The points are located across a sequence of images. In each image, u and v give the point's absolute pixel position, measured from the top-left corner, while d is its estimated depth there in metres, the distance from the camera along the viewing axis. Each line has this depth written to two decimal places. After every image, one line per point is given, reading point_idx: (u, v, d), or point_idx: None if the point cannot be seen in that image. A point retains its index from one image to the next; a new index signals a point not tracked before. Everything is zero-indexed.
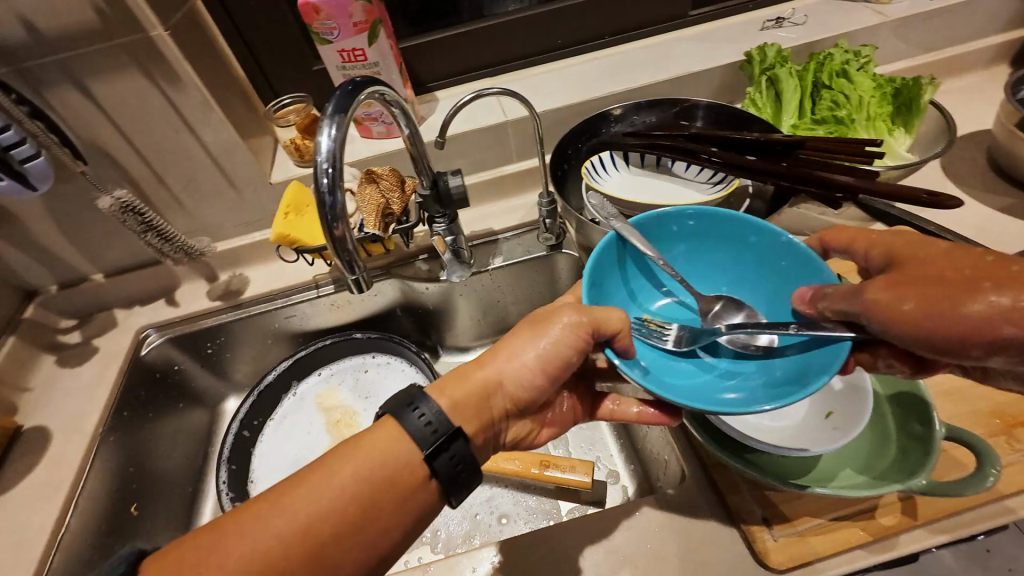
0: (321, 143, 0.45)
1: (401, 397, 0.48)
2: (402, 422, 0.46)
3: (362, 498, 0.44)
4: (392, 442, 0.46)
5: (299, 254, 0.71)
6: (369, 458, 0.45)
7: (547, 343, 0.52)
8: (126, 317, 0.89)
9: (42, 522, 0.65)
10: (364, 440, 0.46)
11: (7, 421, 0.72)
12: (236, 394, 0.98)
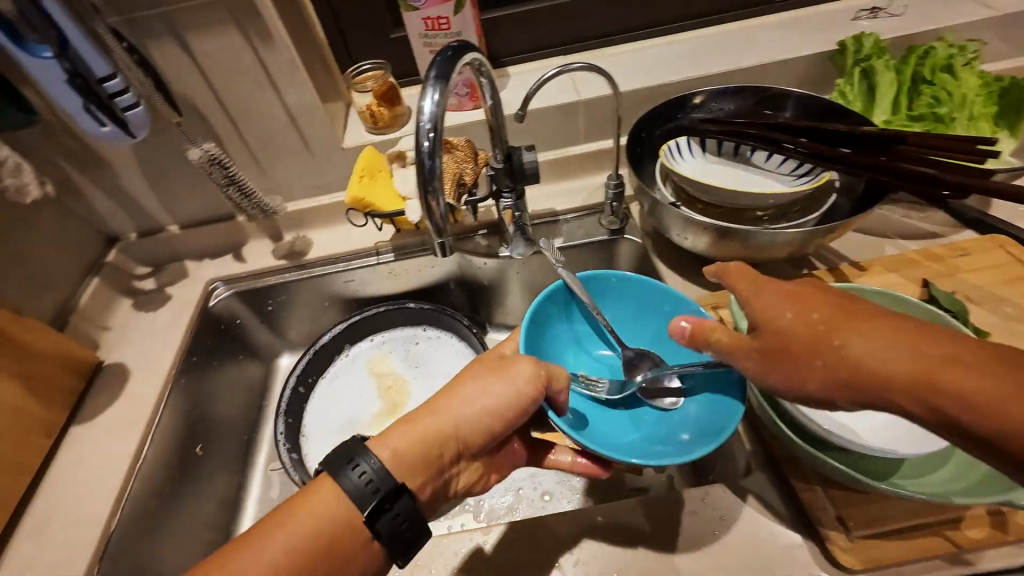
0: (424, 106, 0.46)
1: (341, 452, 0.50)
2: (340, 480, 0.49)
3: (299, 565, 0.46)
4: (335, 497, 0.49)
5: (370, 217, 0.73)
6: (305, 526, 0.47)
7: (499, 395, 0.55)
8: (196, 268, 0.92)
9: (122, 451, 0.69)
10: (301, 500, 0.49)
11: (91, 355, 0.77)
12: (290, 352, 1.02)
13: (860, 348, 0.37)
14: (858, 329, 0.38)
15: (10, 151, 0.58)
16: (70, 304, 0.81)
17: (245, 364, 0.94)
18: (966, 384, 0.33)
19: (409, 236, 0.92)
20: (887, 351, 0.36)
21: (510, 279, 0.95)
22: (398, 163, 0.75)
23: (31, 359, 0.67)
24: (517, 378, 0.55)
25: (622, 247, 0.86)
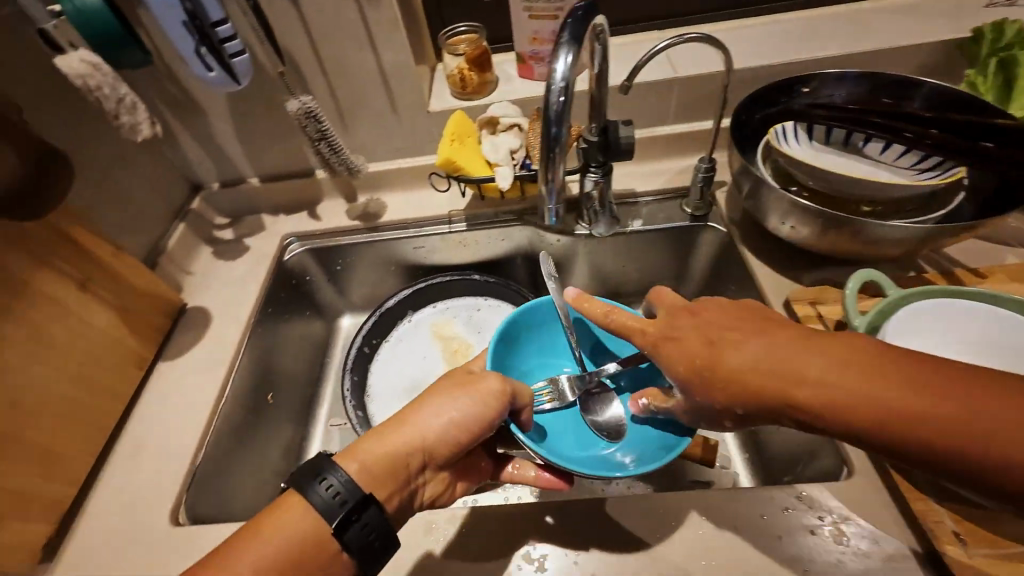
0: (557, 68, 0.44)
1: (308, 467, 0.48)
2: (307, 496, 0.46)
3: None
4: (300, 511, 0.46)
5: (456, 181, 0.72)
6: (273, 538, 0.44)
7: (467, 410, 0.53)
8: (273, 223, 0.94)
9: (206, 390, 0.72)
10: (266, 519, 0.46)
11: (176, 297, 0.79)
12: (352, 313, 1.03)
13: (742, 382, 0.42)
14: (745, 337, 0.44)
15: (128, 90, 0.60)
16: (159, 246, 0.83)
17: (311, 321, 0.96)
18: (839, 399, 0.38)
19: (482, 206, 0.91)
20: (762, 378, 0.41)
21: (579, 258, 0.93)
22: (486, 131, 0.74)
23: (128, 295, 0.70)
24: (484, 393, 0.54)
25: (702, 235, 0.84)
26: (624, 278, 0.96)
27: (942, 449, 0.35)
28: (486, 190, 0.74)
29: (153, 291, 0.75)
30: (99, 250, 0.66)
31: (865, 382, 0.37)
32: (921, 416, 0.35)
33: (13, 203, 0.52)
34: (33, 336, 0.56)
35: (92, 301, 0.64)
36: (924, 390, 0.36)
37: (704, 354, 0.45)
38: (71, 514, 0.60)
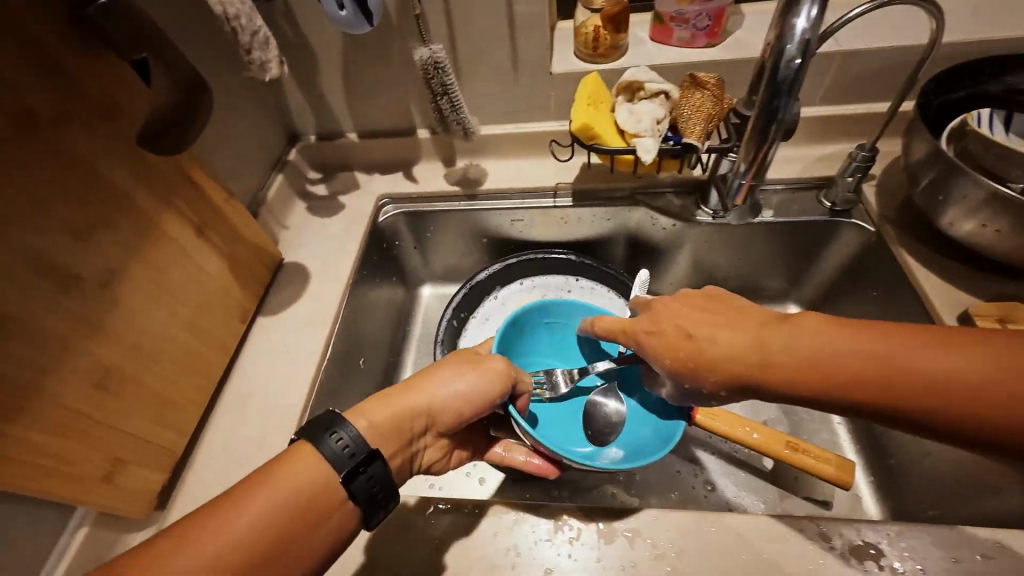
0: (796, 25, 0.47)
1: (321, 419, 0.46)
2: (318, 448, 0.45)
3: (276, 525, 0.41)
4: (313, 461, 0.44)
5: (588, 151, 0.65)
6: (283, 486, 0.42)
7: (473, 381, 0.57)
8: (367, 182, 0.90)
9: (308, 349, 0.69)
10: (271, 467, 0.43)
11: (275, 250, 0.77)
12: (432, 283, 1.00)
13: (724, 370, 0.44)
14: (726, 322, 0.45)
15: (263, 23, 0.55)
16: (258, 196, 0.81)
17: (396, 287, 0.93)
18: (819, 373, 0.39)
19: (591, 181, 0.85)
20: (741, 364, 0.43)
21: (687, 247, 0.86)
22: (623, 97, 0.66)
23: (236, 243, 0.67)
24: (491, 370, 0.58)
25: (840, 233, 0.76)
26: (729, 274, 0.90)
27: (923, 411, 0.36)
28: (617, 163, 0.68)
29: (256, 242, 0.72)
30: (214, 194, 0.63)
31: (845, 352, 0.39)
32: (894, 380, 0.37)
33: (153, 137, 0.49)
34: (157, 279, 0.54)
35: (206, 247, 0.61)
36: (891, 354, 0.38)
37: (688, 348, 0.46)
38: (181, 464, 0.59)
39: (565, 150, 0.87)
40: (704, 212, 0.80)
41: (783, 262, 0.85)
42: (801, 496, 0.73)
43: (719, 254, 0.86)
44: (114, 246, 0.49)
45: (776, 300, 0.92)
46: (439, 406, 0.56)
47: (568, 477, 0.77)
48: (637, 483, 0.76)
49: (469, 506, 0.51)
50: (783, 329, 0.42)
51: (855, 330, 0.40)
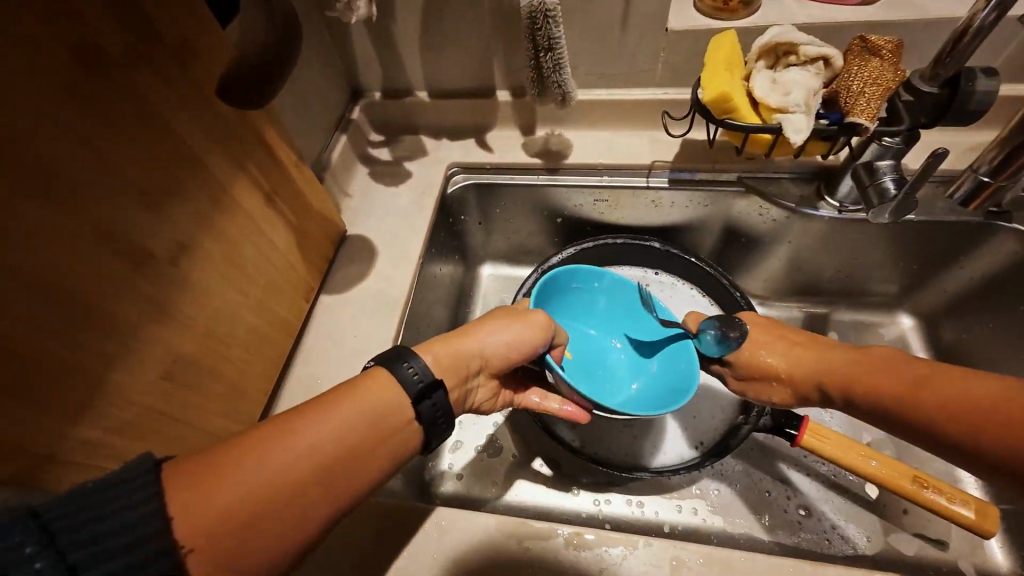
0: None
1: (391, 351, 0.46)
2: (391, 374, 0.44)
3: (361, 433, 0.40)
4: (390, 387, 0.43)
5: (719, 127, 0.55)
6: (369, 401, 0.41)
7: (522, 330, 0.55)
8: (436, 148, 0.81)
9: (377, 335, 0.63)
10: (344, 385, 0.42)
11: (340, 221, 0.69)
12: (493, 262, 0.91)
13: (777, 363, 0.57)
14: (805, 354, 0.56)
15: None
16: (322, 159, 0.72)
17: (458, 266, 0.85)
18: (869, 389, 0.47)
19: (692, 162, 0.74)
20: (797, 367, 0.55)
21: (792, 242, 0.75)
22: (764, 63, 0.55)
23: (305, 215, 0.60)
24: (533, 320, 0.56)
25: (988, 236, 0.66)
26: (834, 276, 0.79)
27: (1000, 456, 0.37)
28: (747, 142, 0.58)
29: (323, 212, 0.65)
30: (285, 157, 0.55)
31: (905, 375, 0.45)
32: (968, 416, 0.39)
33: (230, 88, 0.39)
34: (232, 258, 0.47)
35: (278, 219, 0.54)
36: (975, 396, 0.39)
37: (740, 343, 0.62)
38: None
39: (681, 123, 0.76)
40: (828, 204, 0.69)
41: (905, 265, 0.74)
42: (910, 531, 0.65)
43: (827, 255, 0.76)
44: (188, 218, 0.42)
45: (882, 307, 0.82)
46: (485, 356, 0.53)
47: (644, 488, 0.70)
48: (723, 501, 0.69)
49: (568, 535, 0.47)
50: (893, 363, 0.46)
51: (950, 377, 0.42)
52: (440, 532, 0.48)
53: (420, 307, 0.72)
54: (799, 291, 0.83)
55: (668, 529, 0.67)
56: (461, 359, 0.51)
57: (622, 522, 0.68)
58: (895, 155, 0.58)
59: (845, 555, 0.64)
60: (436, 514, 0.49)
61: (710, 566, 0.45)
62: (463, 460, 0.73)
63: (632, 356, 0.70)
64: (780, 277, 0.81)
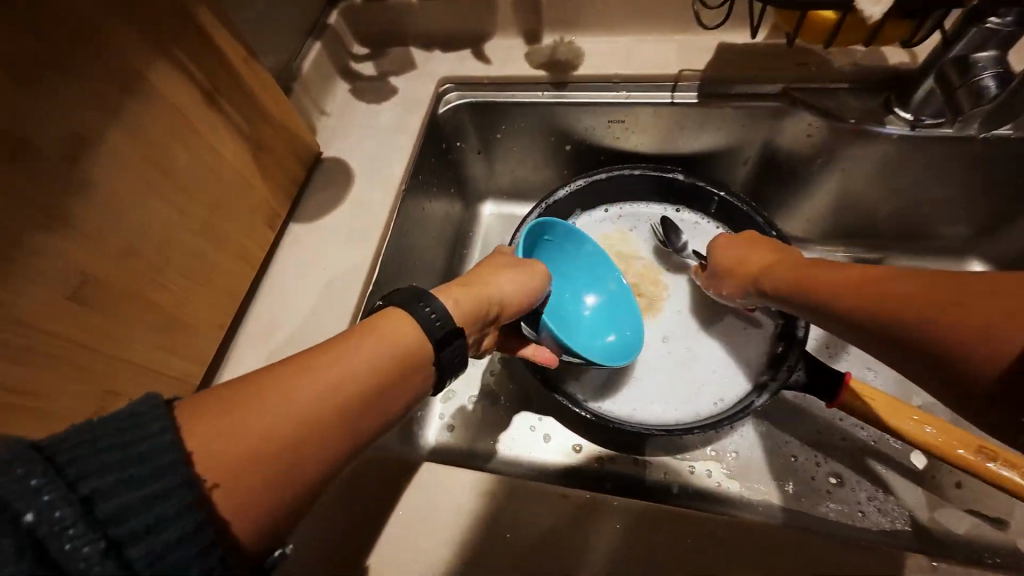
0: None
1: (406, 293, 0.39)
2: (410, 314, 0.37)
3: (385, 370, 0.34)
4: (406, 327, 0.36)
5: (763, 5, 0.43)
6: (385, 338, 0.35)
7: (524, 279, 0.50)
8: (426, 61, 0.70)
9: (350, 269, 0.56)
10: (368, 320, 0.37)
11: (312, 140, 0.61)
12: (495, 199, 0.82)
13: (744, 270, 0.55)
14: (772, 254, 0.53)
15: None
16: (291, 69, 0.63)
17: (455, 201, 0.76)
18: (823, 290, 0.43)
19: (730, 71, 0.61)
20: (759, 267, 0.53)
21: (846, 170, 0.63)
22: None
23: (264, 127, 0.51)
24: (535, 266, 0.52)
25: None
26: (894, 213, 0.67)
27: (953, 358, 0.32)
28: (803, 30, 0.46)
29: (290, 127, 0.56)
30: (230, 52, 0.46)
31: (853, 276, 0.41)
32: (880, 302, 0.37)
33: None
34: (152, 163, 0.40)
35: (223, 126, 0.46)
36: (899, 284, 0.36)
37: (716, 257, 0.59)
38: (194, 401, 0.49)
39: (715, 19, 0.63)
40: (897, 118, 0.56)
41: (988, 199, 0.61)
42: (961, 507, 0.56)
43: (888, 186, 0.63)
44: (78, 97, 0.34)
45: (949, 252, 0.69)
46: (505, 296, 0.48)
47: (652, 447, 0.63)
48: (741, 465, 0.61)
49: (557, 493, 0.43)
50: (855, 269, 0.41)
51: (891, 275, 0.37)
52: (423, 491, 0.44)
53: (406, 243, 0.63)
54: (848, 232, 0.71)
55: (676, 492, 0.60)
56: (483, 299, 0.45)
57: (623, 482, 0.61)
58: (1001, 47, 0.45)
59: (880, 530, 0.56)
60: (421, 470, 0.45)
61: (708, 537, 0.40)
62: (456, 411, 0.67)
63: (608, 309, 0.65)
64: (826, 214, 0.69)
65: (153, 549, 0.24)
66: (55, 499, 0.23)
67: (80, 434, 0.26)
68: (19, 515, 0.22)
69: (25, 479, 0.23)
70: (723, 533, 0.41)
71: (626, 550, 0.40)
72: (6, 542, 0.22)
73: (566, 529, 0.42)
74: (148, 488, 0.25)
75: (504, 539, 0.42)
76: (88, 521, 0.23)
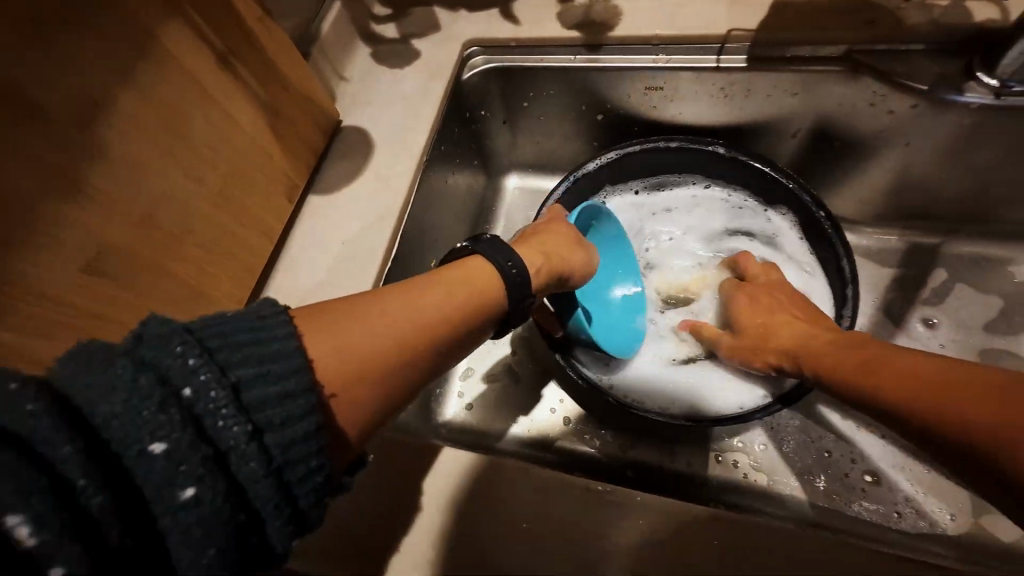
0: None
1: (490, 244, 0.41)
2: (490, 263, 0.40)
3: (454, 320, 0.35)
4: (484, 278, 0.38)
5: None
6: (464, 287, 0.37)
7: (580, 261, 0.52)
8: (451, 21, 0.66)
9: (370, 242, 0.54)
10: (444, 266, 0.39)
11: (331, 107, 0.58)
12: (519, 171, 0.78)
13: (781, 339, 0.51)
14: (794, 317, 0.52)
15: None
16: (310, 31, 0.60)
17: (478, 174, 0.73)
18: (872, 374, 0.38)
19: (786, 31, 0.55)
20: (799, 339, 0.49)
21: (909, 144, 0.56)
22: None
23: (282, 92, 0.49)
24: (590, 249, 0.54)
25: None
26: (959, 193, 0.60)
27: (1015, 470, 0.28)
28: None
29: (308, 92, 0.53)
30: (245, 10, 0.44)
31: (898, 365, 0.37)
32: (909, 393, 0.35)
33: None
34: (170, 127, 0.39)
35: (239, 91, 0.44)
36: (946, 375, 0.34)
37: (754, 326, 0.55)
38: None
39: None
40: (978, 86, 0.49)
41: None
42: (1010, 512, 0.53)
43: (956, 162, 0.57)
44: (93, 59, 0.33)
45: (1019, 238, 0.62)
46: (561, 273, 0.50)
47: (679, 435, 0.61)
48: (769, 458, 0.59)
49: (577, 482, 0.42)
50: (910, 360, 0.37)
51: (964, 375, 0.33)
52: (427, 471, 0.44)
53: (426, 217, 0.61)
54: (904, 213, 0.64)
55: (702, 482, 0.58)
56: (546, 280, 0.47)
57: (646, 468, 0.60)
58: None
59: (917, 532, 0.53)
60: (424, 450, 0.44)
61: (733, 540, 0.39)
62: (475, 391, 0.66)
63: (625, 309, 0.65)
64: (882, 192, 0.63)
65: (287, 438, 0.24)
66: (210, 381, 0.23)
67: (221, 325, 0.25)
68: (179, 390, 0.22)
69: (184, 357, 0.22)
70: (758, 536, 0.39)
71: (653, 547, 0.39)
72: (174, 414, 0.21)
73: (586, 520, 0.40)
74: (288, 385, 0.25)
75: (519, 527, 0.41)
76: (237, 405, 0.23)
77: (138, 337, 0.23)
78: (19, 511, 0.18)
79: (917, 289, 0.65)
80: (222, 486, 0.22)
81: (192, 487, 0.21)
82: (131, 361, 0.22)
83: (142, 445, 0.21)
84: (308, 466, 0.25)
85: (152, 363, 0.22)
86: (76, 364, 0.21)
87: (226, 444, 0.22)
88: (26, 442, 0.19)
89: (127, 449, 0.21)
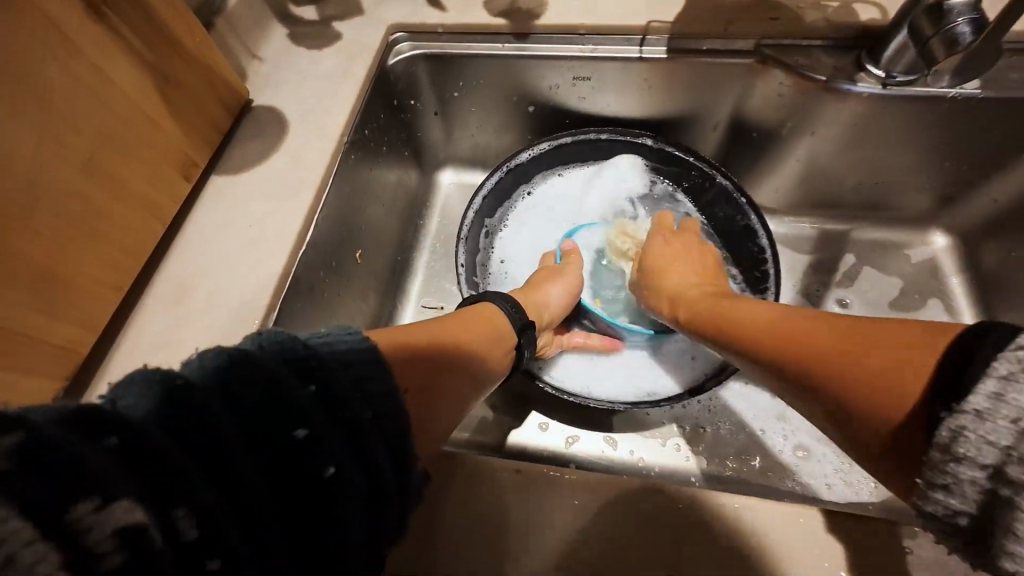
0: None
1: (492, 296, 0.51)
2: (498, 308, 0.49)
3: (487, 358, 0.44)
4: (498, 320, 0.48)
5: None
6: (487, 325, 0.46)
7: (566, 292, 0.58)
8: (376, 5, 0.64)
9: (280, 226, 0.49)
10: (459, 310, 0.48)
11: (240, 87, 0.54)
12: (455, 166, 0.76)
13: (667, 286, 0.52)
14: (685, 267, 0.53)
15: None
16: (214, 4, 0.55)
17: (409, 168, 0.70)
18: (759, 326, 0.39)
19: (699, 25, 0.58)
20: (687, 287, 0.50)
21: (813, 134, 0.60)
22: None
23: (173, 57, 0.44)
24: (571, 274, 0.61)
25: None
26: (859, 182, 0.65)
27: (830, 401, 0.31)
28: None
29: (210, 65, 0.48)
30: None
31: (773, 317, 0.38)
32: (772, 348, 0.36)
33: None
34: (12, 80, 0.33)
35: (121, 55, 0.39)
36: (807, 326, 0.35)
37: (657, 267, 0.54)
38: (77, 385, 0.41)
39: None
40: (870, 75, 0.54)
41: (947, 167, 0.60)
42: None
43: (854, 151, 0.61)
44: None
45: (913, 223, 0.68)
46: (556, 308, 0.57)
47: (619, 422, 0.60)
48: (707, 441, 0.59)
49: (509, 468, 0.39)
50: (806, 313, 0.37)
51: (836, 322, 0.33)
52: None
53: (350, 204, 0.57)
54: (814, 202, 0.69)
55: (644, 471, 0.57)
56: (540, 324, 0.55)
57: (590, 464, 0.58)
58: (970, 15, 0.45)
59: (847, 502, 0.54)
60: None
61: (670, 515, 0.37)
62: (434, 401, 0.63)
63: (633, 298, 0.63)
64: (794, 180, 0.67)
65: (389, 428, 0.25)
66: (331, 374, 0.25)
67: (326, 337, 0.28)
68: (306, 385, 0.24)
69: (306, 360, 0.25)
70: (690, 504, 0.37)
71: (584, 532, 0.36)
72: (310, 407, 0.23)
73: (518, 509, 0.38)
74: (387, 385, 0.26)
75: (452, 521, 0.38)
76: (356, 395, 0.25)
77: (264, 344, 0.25)
78: (185, 503, 0.19)
79: (830, 274, 0.69)
80: (348, 466, 0.23)
81: (332, 469, 0.22)
82: (266, 360, 0.24)
83: (280, 433, 0.22)
84: (403, 454, 0.26)
85: (279, 364, 0.24)
86: (216, 367, 0.23)
87: (349, 435, 0.24)
88: (190, 436, 0.20)
89: (274, 436, 0.22)
